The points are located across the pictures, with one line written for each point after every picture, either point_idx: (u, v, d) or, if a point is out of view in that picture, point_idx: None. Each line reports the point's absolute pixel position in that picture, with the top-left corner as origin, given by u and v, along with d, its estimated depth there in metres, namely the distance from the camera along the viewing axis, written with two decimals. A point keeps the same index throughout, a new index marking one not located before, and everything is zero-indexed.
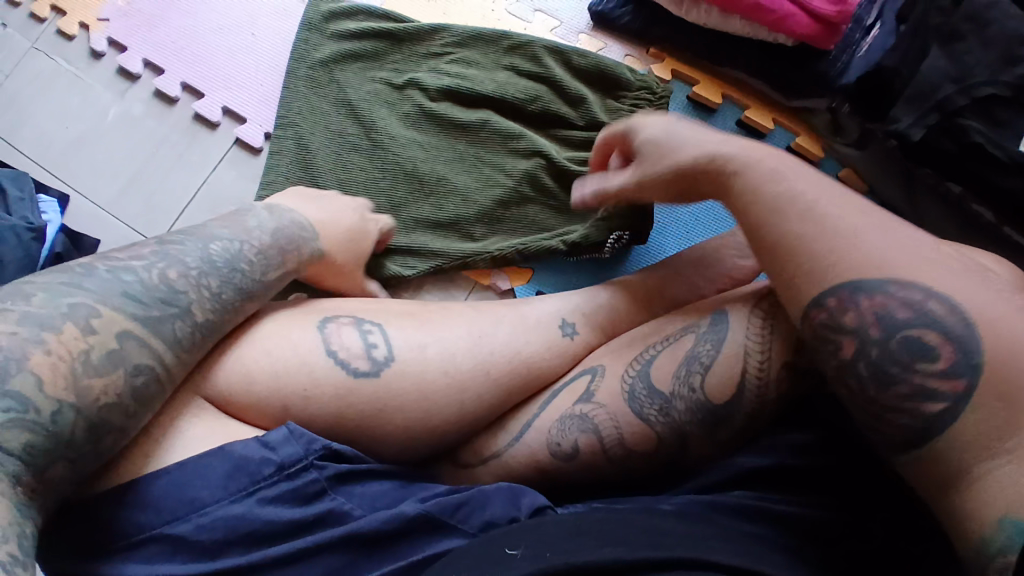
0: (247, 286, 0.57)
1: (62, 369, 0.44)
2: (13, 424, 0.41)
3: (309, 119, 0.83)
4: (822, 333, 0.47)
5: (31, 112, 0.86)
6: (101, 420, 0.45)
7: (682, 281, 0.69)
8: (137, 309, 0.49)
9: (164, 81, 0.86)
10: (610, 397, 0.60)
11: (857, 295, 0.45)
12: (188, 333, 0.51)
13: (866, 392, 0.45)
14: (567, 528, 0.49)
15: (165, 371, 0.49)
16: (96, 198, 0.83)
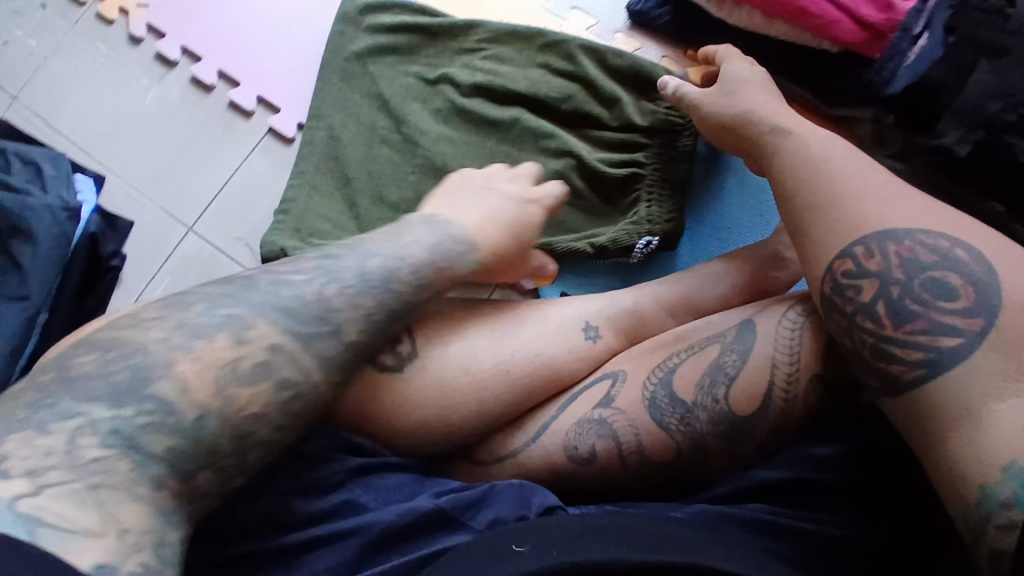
0: (398, 307, 0.52)
1: (209, 377, 0.44)
2: (150, 427, 0.41)
3: (342, 111, 0.84)
4: (843, 282, 0.49)
5: (71, 94, 0.88)
6: (241, 428, 0.45)
7: (705, 288, 0.68)
8: (291, 332, 0.48)
9: (201, 68, 0.88)
10: (630, 403, 0.59)
11: (885, 244, 0.48)
12: (337, 354, 0.49)
13: (884, 330, 0.46)
14: (573, 527, 0.48)
15: (310, 389, 0.48)
16: (131, 180, 0.85)
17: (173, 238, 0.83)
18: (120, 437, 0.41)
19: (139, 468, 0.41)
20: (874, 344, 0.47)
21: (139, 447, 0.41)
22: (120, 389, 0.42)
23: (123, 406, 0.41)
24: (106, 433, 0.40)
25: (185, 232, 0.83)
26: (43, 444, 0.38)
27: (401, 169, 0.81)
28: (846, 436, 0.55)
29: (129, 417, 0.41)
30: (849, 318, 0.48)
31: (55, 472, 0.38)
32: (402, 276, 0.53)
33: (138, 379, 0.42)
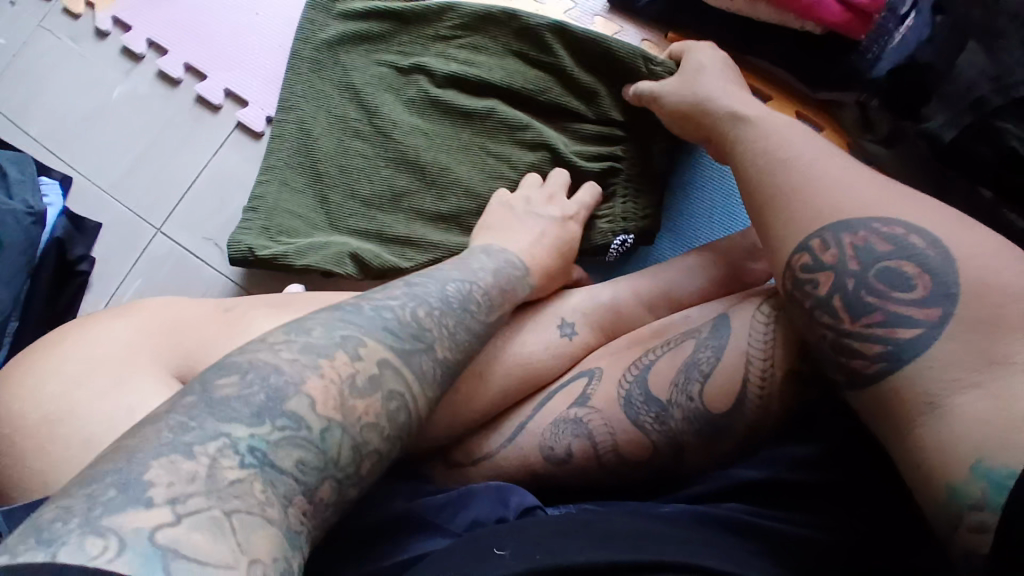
0: (476, 327, 0.55)
1: (332, 390, 0.42)
2: (287, 442, 0.39)
3: (313, 104, 0.82)
4: (801, 276, 0.48)
5: (37, 91, 0.86)
6: (359, 441, 0.42)
7: (684, 281, 0.67)
8: (423, 356, 0.48)
9: (168, 62, 0.86)
10: (606, 402, 0.57)
11: (840, 236, 0.46)
12: (432, 368, 0.49)
13: (842, 324, 0.45)
14: (552, 529, 0.47)
15: (412, 401, 0.46)
16: (99, 180, 0.83)
17: (142, 239, 0.81)
18: (259, 455, 0.38)
19: (273, 488, 0.37)
20: (834, 339, 0.45)
21: (274, 464, 0.38)
22: (257, 408, 0.39)
23: (262, 424, 0.39)
24: (246, 452, 0.37)
25: (153, 232, 0.81)
26: (187, 469, 0.35)
27: (374, 162, 0.80)
28: (829, 433, 0.54)
29: (269, 434, 0.39)
30: (810, 314, 0.47)
31: (196, 499, 0.34)
32: (477, 301, 0.56)
33: (273, 398, 0.40)
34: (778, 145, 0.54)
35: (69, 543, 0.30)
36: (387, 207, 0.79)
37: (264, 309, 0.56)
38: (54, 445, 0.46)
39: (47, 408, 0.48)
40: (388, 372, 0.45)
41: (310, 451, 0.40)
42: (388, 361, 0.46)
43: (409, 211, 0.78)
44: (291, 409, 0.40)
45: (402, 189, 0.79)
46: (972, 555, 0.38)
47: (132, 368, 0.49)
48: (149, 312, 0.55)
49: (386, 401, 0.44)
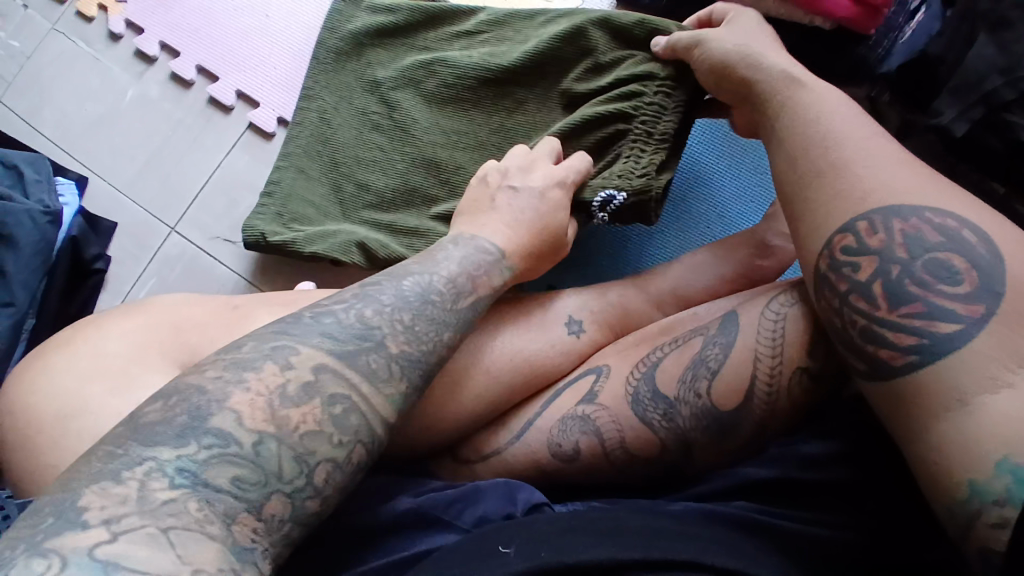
0: (439, 316, 0.52)
1: (263, 405, 0.42)
2: (216, 460, 0.40)
3: (334, 95, 0.82)
4: (841, 259, 0.46)
5: (51, 93, 0.88)
6: (301, 452, 0.42)
7: (690, 279, 0.67)
8: (374, 356, 0.47)
9: (180, 64, 0.87)
10: (613, 399, 0.58)
11: (890, 219, 0.45)
12: (384, 366, 0.47)
13: (876, 312, 0.44)
14: (559, 526, 0.47)
15: (368, 406, 0.45)
16: (113, 180, 0.84)
17: (156, 239, 0.82)
18: (187, 475, 0.39)
19: (210, 505, 0.38)
20: (866, 325, 0.44)
21: (205, 483, 0.39)
22: (181, 430, 0.40)
23: (187, 444, 0.40)
24: (175, 473, 0.39)
25: (167, 231, 0.83)
26: (118, 493, 0.37)
27: (389, 157, 0.79)
28: (842, 432, 0.53)
29: (195, 455, 0.40)
30: (843, 298, 0.46)
31: (127, 517, 0.36)
32: (439, 293, 0.53)
33: (197, 418, 0.41)
34: (794, 139, 0.53)
35: (18, 564, 0.33)
36: (401, 203, 0.79)
37: (270, 306, 0.57)
38: (67, 441, 0.47)
39: (61, 403, 0.48)
40: (331, 382, 0.44)
41: (246, 467, 0.40)
42: (326, 368, 0.45)
43: (422, 206, 0.78)
44: (213, 426, 0.41)
45: (416, 183, 0.78)
46: (989, 550, 0.38)
47: (142, 365, 0.50)
48: (157, 310, 0.56)
49: (331, 407, 0.44)
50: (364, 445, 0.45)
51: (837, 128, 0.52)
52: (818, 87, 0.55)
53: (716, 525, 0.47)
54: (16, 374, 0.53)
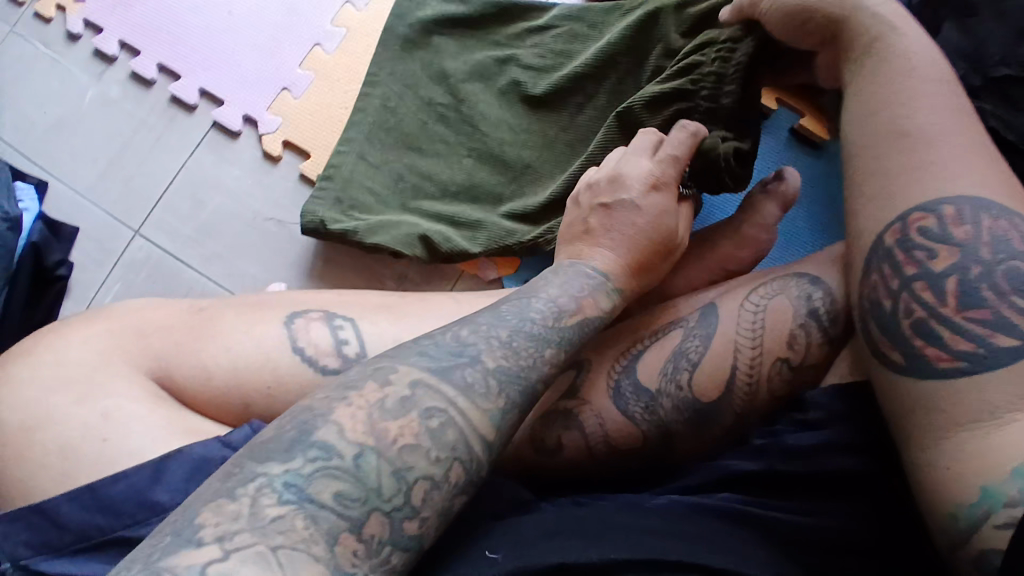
0: (542, 334, 0.47)
1: (362, 414, 0.39)
2: (320, 472, 0.36)
3: (399, 82, 0.81)
4: (919, 239, 0.46)
5: (9, 97, 0.85)
6: (400, 466, 0.38)
7: (678, 273, 0.65)
8: (469, 369, 0.43)
9: (141, 63, 0.84)
10: (595, 393, 0.56)
11: (981, 214, 0.45)
12: (481, 379, 0.43)
13: (944, 309, 0.43)
14: (544, 526, 0.46)
15: (462, 418, 0.41)
16: (76, 183, 0.82)
17: (120, 243, 0.80)
18: (296, 490, 0.35)
19: (316, 522, 0.35)
20: (922, 317, 0.44)
21: (312, 497, 0.35)
22: (291, 438, 0.37)
23: (293, 458, 0.36)
24: (283, 487, 0.35)
25: (131, 235, 0.80)
26: (233, 509, 0.34)
27: (456, 151, 0.79)
28: (824, 418, 0.51)
29: (302, 468, 0.36)
30: (905, 283, 0.45)
31: (241, 534, 0.33)
32: (538, 312, 0.49)
33: (303, 432, 0.38)
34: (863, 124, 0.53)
35: None
36: (463, 196, 0.78)
37: (239, 307, 0.55)
38: (32, 453, 0.45)
39: (22, 414, 0.46)
40: (427, 395, 0.41)
41: (348, 480, 0.37)
42: (420, 381, 0.41)
43: (484, 200, 0.77)
44: (323, 440, 0.37)
45: (481, 180, 0.78)
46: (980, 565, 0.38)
47: (106, 372, 0.48)
48: (122, 313, 0.53)
49: (428, 421, 0.40)
50: (461, 463, 0.40)
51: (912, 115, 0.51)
52: (902, 46, 0.54)
53: (699, 519, 0.46)
54: None
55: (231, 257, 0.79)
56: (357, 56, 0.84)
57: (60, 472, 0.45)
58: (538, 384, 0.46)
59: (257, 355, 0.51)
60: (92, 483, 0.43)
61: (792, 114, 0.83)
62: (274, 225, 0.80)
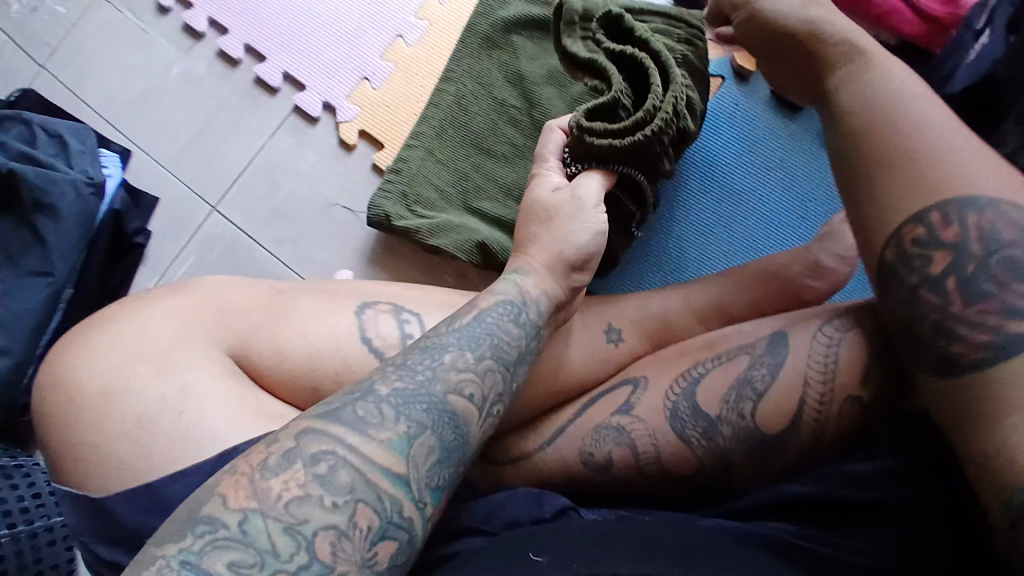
0: (438, 348, 0.47)
1: (243, 483, 0.39)
2: (214, 546, 0.37)
3: (474, 81, 0.81)
4: (910, 250, 0.42)
5: (97, 64, 0.87)
6: (291, 522, 0.38)
7: (743, 297, 0.64)
8: (361, 403, 0.43)
9: (228, 42, 0.86)
10: (651, 413, 0.57)
11: (964, 211, 0.40)
12: (370, 412, 0.42)
13: (950, 307, 0.40)
14: (591, 535, 0.47)
15: (357, 456, 0.41)
16: (157, 155, 0.84)
17: (196, 217, 0.82)
18: (191, 568, 0.36)
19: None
20: (938, 320, 0.40)
21: (207, 572, 0.36)
22: (180, 523, 0.38)
23: (183, 537, 0.37)
24: (180, 567, 0.36)
25: (208, 210, 0.82)
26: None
27: (524, 156, 0.79)
28: (886, 459, 0.50)
29: (193, 545, 0.37)
30: (911, 290, 0.42)
31: None
32: (435, 335, 0.49)
33: (191, 513, 0.38)
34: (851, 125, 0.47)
35: None
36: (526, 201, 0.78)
37: (314, 296, 0.56)
38: (110, 420, 0.47)
39: (101, 381, 0.49)
40: (313, 441, 0.41)
41: (239, 548, 0.37)
42: (309, 430, 0.41)
43: None
44: (209, 513, 0.38)
45: None
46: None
47: (184, 349, 0.50)
48: (201, 289, 0.55)
49: (315, 468, 0.40)
50: (369, 505, 0.40)
51: (914, 114, 0.45)
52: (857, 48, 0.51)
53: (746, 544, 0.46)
54: (54, 354, 0.52)
55: (302, 242, 0.81)
56: (437, 49, 0.84)
57: (136, 439, 0.47)
58: (450, 409, 0.45)
59: (332, 346, 0.52)
60: (150, 483, 0.45)
61: None
62: (341, 213, 0.82)
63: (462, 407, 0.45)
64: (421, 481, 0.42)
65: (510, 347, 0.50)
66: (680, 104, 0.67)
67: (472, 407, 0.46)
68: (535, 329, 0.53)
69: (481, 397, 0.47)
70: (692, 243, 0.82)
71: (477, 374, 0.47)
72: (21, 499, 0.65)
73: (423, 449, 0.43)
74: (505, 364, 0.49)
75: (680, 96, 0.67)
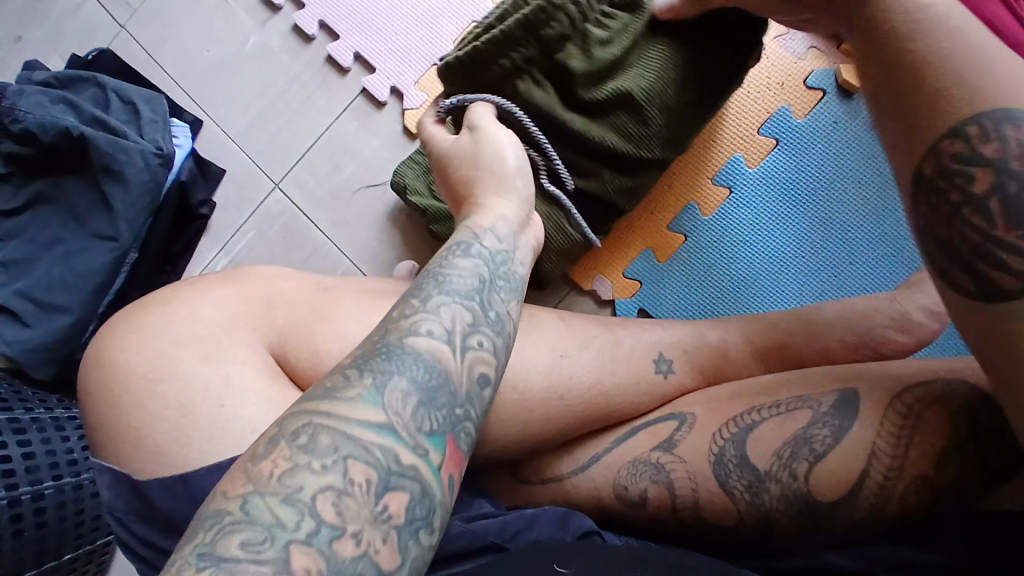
0: (404, 306, 0.45)
1: (240, 474, 0.36)
2: (222, 533, 0.33)
3: None
4: (951, 167, 0.39)
5: (174, 28, 0.87)
6: (289, 491, 0.35)
7: (814, 342, 0.59)
8: (329, 377, 0.41)
9: (304, 17, 0.85)
10: (694, 454, 0.53)
11: (1002, 123, 0.37)
12: (334, 378, 0.40)
13: (992, 229, 0.37)
14: (615, 557, 0.46)
15: (321, 415, 0.38)
16: (226, 126, 0.85)
17: (260, 192, 0.83)
18: (207, 559, 0.32)
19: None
20: (976, 240, 0.37)
21: (224, 559, 0.32)
22: (191, 527, 0.34)
23: (193, 535, 0.33)
24: (195, 562, 0.32)
25: (271, 186, 0.83)
26: None
27: None
28: (950, 544, 0.42)
29: (206, 538, 0.33)
30: (952, 208, 0.39)
31: None
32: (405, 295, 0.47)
33: (200, 522, 0.34)
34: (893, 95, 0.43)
35: None
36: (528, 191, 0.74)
37: (358, 296, 0.56)
38: (151, 403, 0.48)
39: (147, 364, 0.49)
40: (290, 422, 0.38)
41: (248, 529, 0.33)
42: (283, 418, 0.39)
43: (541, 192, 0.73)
44: (215, 510, 0.35)
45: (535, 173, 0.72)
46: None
47: (231, 340, 0.51)
48: (251, 280, 0.57)
49: (297, 441, 0.37)
50: (361, 459, 0.37)
51: None
52: None
53: None
54: (108, 327, 0.53)
55: (355, 225, 0.81)
56: None
57: (174, 427, 0.47)
58: (425, 351, 0.42)
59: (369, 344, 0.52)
60: (184, 475, 0.45)
61: None
62: (397, 204, 0.82)
63: (433, 346, 0.43)
64: (410, 426, 0.39)
65: (465, 279, 0.48)
66: (536, 37, 0.62)
67: (437, 341, 0.43)
68: (501, 253, 0.52)
69: (445, 330, 0.44)
70: (758, 257, 0.77)
71: (431, 312, 0.45)
72: (69, 453, 0.67)
73: (396, 395, 0.40)
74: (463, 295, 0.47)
75: (537, 26, 0.62)
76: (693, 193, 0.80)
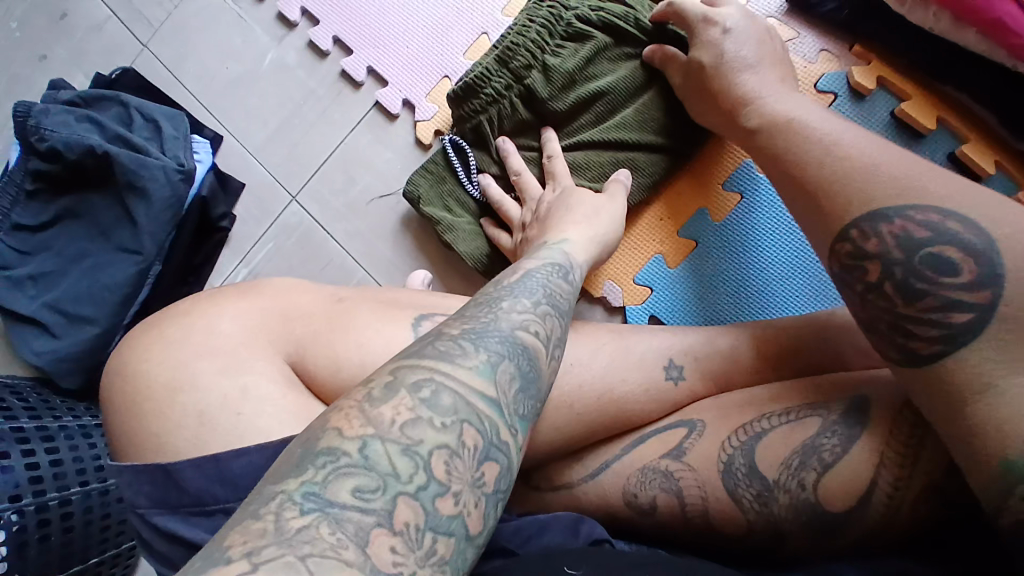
0: (511, 300, 0.48)
1: (355, 414, 0.38)
2: (334, 474, 0.35)
3: None
4: (849, 262, 0.47)
5: (195, 46, 0.89)
6: (409, 443, 0.37)
7: (823, 348, 0.59)
8: (439, 342, 0.43)
9: (318, 33, 0.86)
10: (703, 463, 0.53)
11: (881, 222, 0.46)
12: (448, 345, 0.43)
13: (896, 307, 0.44)
14: (627, 562, 0.46)
15: (449, 377, 0.40)
16: (245, 140, 0.87)
17: (278, 205, 0.85)
18: (315, 499, 0.34)
19: (343, 527, 0.33)
20: (892, 321, 0.44)
21: (332, 502, 0.34)
22: (297, 460, 0.36)
23: (303, 471, 0.35)
24: (304, 499, 0.34)
25: (288, 199, 0.85)
26: (258, 527, 0.32)
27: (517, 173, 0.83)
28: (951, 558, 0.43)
29: (316, 476, 0.35)
30: (869, 288, 0.46)
31: (268, 548, 0.31)
32: (504, 288, 0.50)
33: (311, 450, 0.36)
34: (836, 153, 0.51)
35: None
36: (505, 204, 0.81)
37: (371, 307, 0.58)
38: (171, 413, 0.50)
39: (166, 375, 0.51)
40: (410, 374, 0.40)
41: (363, 473, 0.35)
42: (401, 367, 0.41)
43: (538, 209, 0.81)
44: (327, 446, 0.36)
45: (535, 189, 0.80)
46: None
47: (249, 351, 0.53)
48: (263, 293, 0.58)
49: (418, 394, 0.39)
50: (473, 425, 0.39)
51: None
52: None
53: None
54: (126, 340, 0.55)
55: (371, 235, 0.83)
56: None
57: (193, 434, 0.49)
58: (526, 339, 0.45)
59: (386, 352, 0.54)
60: (216, 454, 0.47)
61: (1006, 180, 0.76)
62: (411, 214, 0.83)
63: (531, 342, 0.46)
64: (511, 407, 0.42)
65: (562, 298, 0.52)
66: (512, 76, 0.76)
67: (540, 343, 0.47)
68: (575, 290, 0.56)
69: (545, 335, 0.47)
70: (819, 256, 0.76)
71: (538, 316, 0.48)
72: (95, 458, 0.71)
73: (506, 376, 0.42)
74: (561, 311, 0.51)
75: (510, 67, 0.75)
76: (706, 199, 0.80)
